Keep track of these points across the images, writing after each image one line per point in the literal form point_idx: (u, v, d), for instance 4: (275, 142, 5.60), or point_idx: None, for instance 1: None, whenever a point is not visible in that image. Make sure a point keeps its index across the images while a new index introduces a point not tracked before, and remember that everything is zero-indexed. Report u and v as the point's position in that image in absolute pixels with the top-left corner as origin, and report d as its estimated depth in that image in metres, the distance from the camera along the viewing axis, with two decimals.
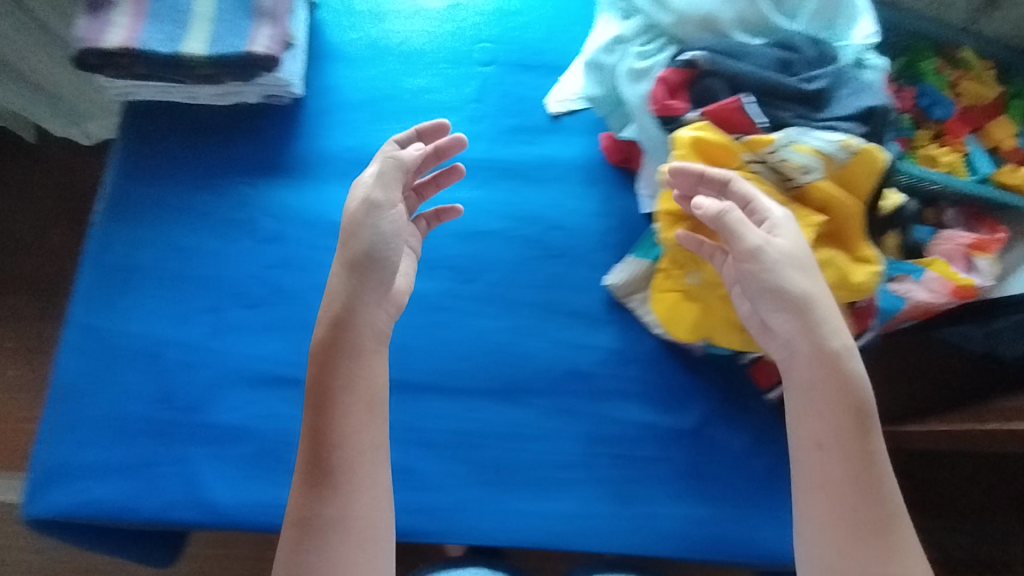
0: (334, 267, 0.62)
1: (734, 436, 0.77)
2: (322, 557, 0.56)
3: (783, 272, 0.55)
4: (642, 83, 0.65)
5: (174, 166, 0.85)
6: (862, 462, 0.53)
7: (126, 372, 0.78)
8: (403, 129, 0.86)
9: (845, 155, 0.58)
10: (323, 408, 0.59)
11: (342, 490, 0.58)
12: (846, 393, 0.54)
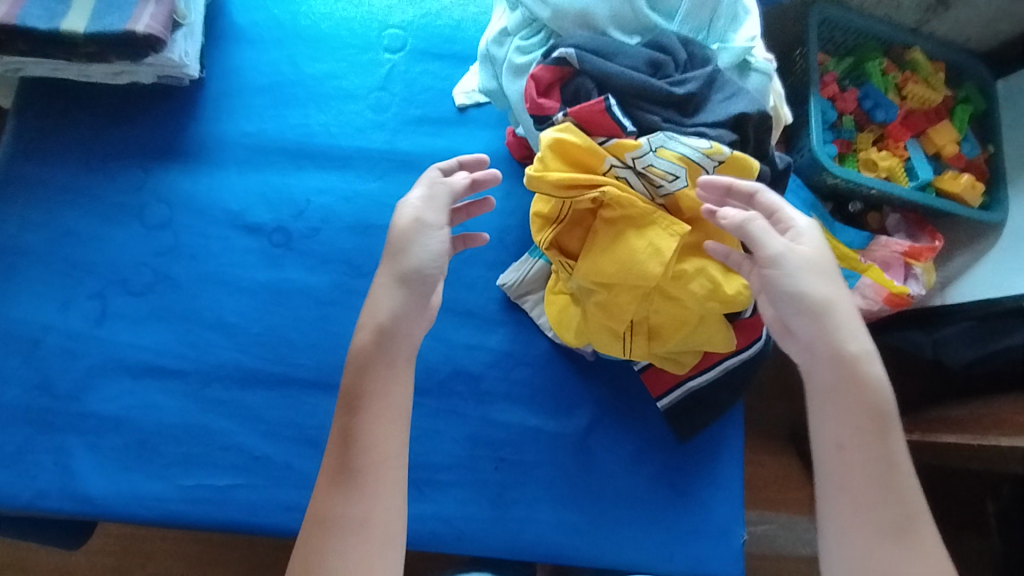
0: (379, 280, 0.57)
1: (623, 442, 0.74)
2: (333, 565, 0.51)
3: (802, 275, 0.51)
4: (522, 79, 0.64)
5: (68, 146, 0.83)
6: (883, 468, 0.50)
7: (4, 357, 0.76)
8: (305, 116, 0.84)
9: (712, 164, 0.57)
10: (373, 412, 0.54)
11: (364, 499, 0.53)
12: (871, 397, 0.50)
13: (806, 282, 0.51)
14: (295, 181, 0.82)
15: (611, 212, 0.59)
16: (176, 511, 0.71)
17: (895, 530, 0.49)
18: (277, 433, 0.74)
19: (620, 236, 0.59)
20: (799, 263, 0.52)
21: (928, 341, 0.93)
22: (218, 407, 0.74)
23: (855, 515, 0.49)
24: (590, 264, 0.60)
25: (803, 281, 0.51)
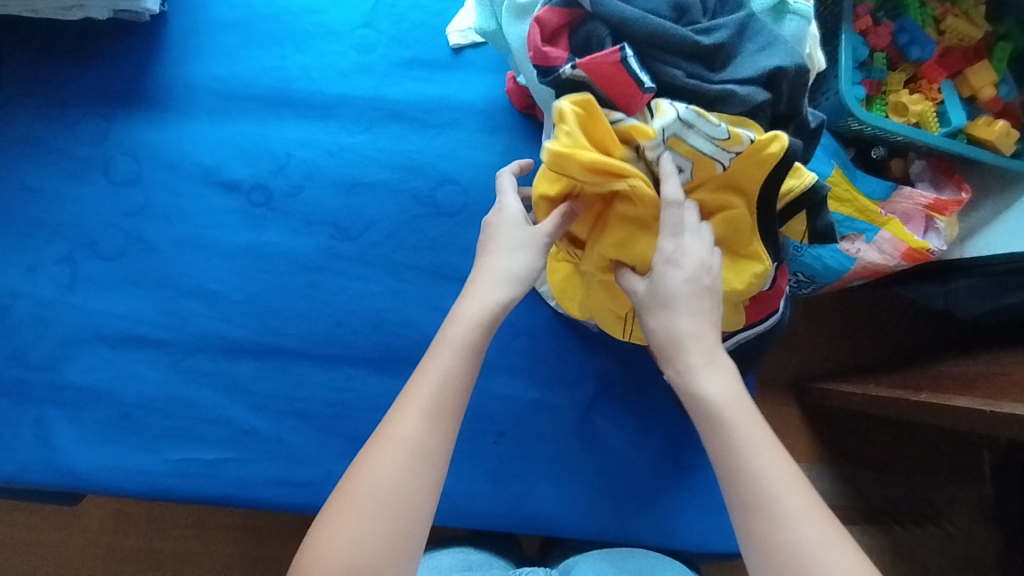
0: (495, 273, 0.53)
1: (627, 414, 0.71)
2: (382, 483, 0.47)
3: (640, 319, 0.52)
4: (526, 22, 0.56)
5: (19, 91, 0.74)
6: (740, 494, 0.46)
7: None
8: (281, 57, 0.76)
9: (728, 156, 0.51)
10: (450, 348, 0.50)
11: (431, 429, 0.49)
12: (715, 427, 0.48)
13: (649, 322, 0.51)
14: (273, 133, 0.75)
15: (625, 207, 0.53)
16: (165, 485, 0.69)
17: (772, 560, 0.44)
18: (265, 405, 0.70)
19: (632, 235, 0.54)
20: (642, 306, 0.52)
21: (939, 295, 0.93)
22: (203, 378, 0.71)
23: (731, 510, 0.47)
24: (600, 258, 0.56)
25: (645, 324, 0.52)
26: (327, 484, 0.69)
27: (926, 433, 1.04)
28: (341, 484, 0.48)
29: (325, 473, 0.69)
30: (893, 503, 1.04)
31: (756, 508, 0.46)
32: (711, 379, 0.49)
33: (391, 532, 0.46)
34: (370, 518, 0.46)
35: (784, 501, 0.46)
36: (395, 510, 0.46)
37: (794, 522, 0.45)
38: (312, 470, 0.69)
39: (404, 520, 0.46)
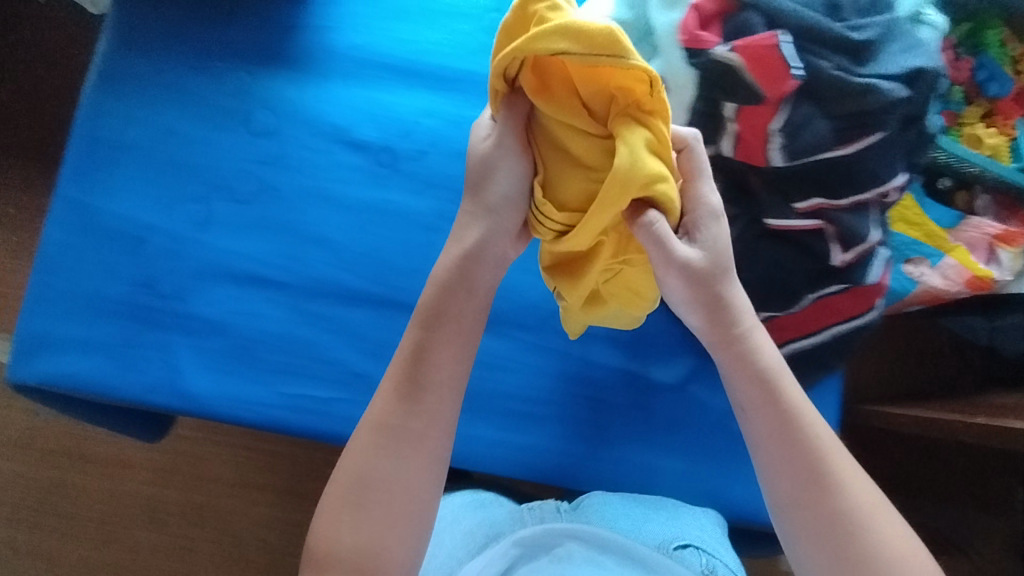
0: (464, 223, 0.56)
1: (719, 394, 0.74)
2: (381, 472, 0.54)
3: (686, 284, 0.53)
4: (675, 10, 0.60)
5: (167, 39, 0.80)
6: (793, 455, 0.53)
7: (110, 251, 0.76)
8: (415, 32, 0.81)
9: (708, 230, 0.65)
10: (428, 324, 0.56)
11: (397, 409, 0.54)
12: (765, 390, 0.54)
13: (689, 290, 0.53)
14: (403, 102, 0.80)
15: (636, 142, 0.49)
16: (280, 418, 0.73)
17: (834, 520, 0.51)
18: (377, 353, 0.74)
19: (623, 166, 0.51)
20: (693, 268, 0.52)
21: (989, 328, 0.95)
22: (320, 321, 0.75)
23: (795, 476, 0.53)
24: (603, 217, 0.50)
25: (694, 288, 0.53)
26: None
27: (978, 455, 1.06)
28: (333, 483, 0.55)
29: None
30: (941, 521, 1.05)
31: (818, 472, 0.52)
32: (763, 349, 0.55)
33: (399, 508, 0.53)
34: (373, 507, 0.53)
35: (830, 459, 0.53)
36: (397, 493, 0.53)
37: (850, 482, 0.52)
38: None
39: (407, 503, 0.53)
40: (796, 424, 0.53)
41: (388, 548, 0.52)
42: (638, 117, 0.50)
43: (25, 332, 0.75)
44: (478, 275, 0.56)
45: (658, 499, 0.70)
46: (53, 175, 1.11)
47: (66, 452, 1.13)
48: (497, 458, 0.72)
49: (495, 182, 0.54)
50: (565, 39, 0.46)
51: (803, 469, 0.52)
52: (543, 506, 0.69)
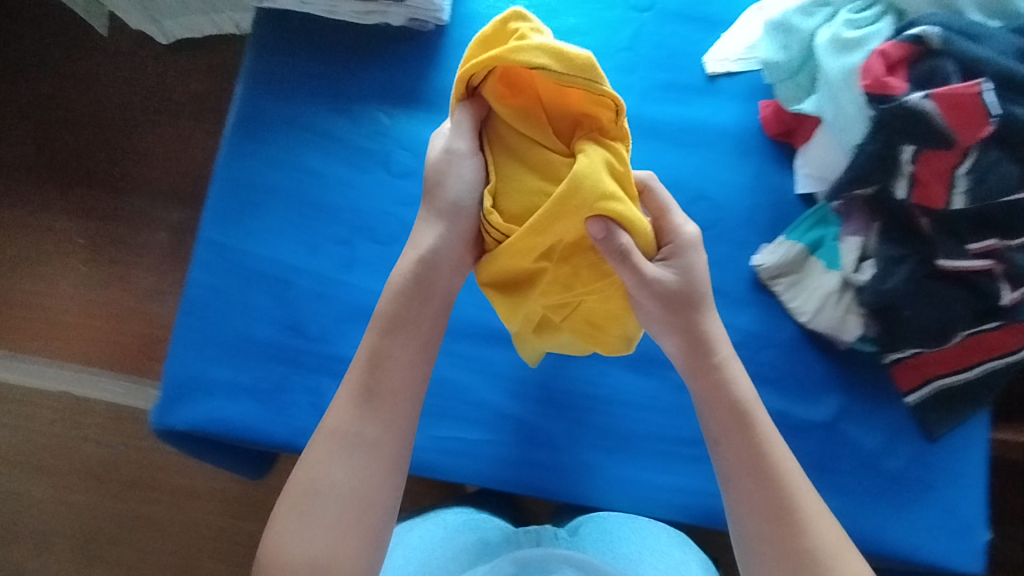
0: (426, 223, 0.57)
1: (867, 433, 0.75)
2: (335, 480, 0.54)
3: (654, 305, 0.56)
4: (852, 54, 0.63)
5: (301, 80, 0.80)
6: (770, 493, 0.54)
7: (257, 295, 0.76)
8: None
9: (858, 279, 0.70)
10: (396, 328, 0.58)
11: (384, 420, 0.56)
12: (747, 424, 0.56)
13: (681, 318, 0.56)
14: None
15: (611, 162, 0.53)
16: (437, 460, 0.75)
17: (796, 560, 0.52)
18: (528, 395, 0.77)
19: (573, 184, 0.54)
20: (668, 291, 0.56)
21: None
22: (470, 363, 0.78)
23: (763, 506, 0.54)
24: (550, 225, 0.52)
25: (666, 311, 0.56)
26: (581, 472, 0.75)
27: None
28: (301, 488, 0.54)
29: (580, 463, 0.75)
30: None
31: (781, 508, 0.53)
32: (739, 380, 0.58)
33: (342, 515, 0.53)
34: (332, 516, 0.53)
35: (798, 497, 0.54)
36: (345, 500, 0.54)
37: (818, 521, 0.53)
38: (565, 455, 0.76)
39: (362, 514, 0.54)
40: (772, 459, 0.55)
41: (343, 557, 0.52)
42: (600, 140, 0.54)
43: (174, 377, 0.75)
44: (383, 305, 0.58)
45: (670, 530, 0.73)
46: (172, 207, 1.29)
47: (185, 471, 1.23)
48: (650, 500, 0.74)
49: (446, 187, 0.56)
50: (546, 54, 0.50)
51: (765, 506, 0.53)
52: (544, 531, 0.74)
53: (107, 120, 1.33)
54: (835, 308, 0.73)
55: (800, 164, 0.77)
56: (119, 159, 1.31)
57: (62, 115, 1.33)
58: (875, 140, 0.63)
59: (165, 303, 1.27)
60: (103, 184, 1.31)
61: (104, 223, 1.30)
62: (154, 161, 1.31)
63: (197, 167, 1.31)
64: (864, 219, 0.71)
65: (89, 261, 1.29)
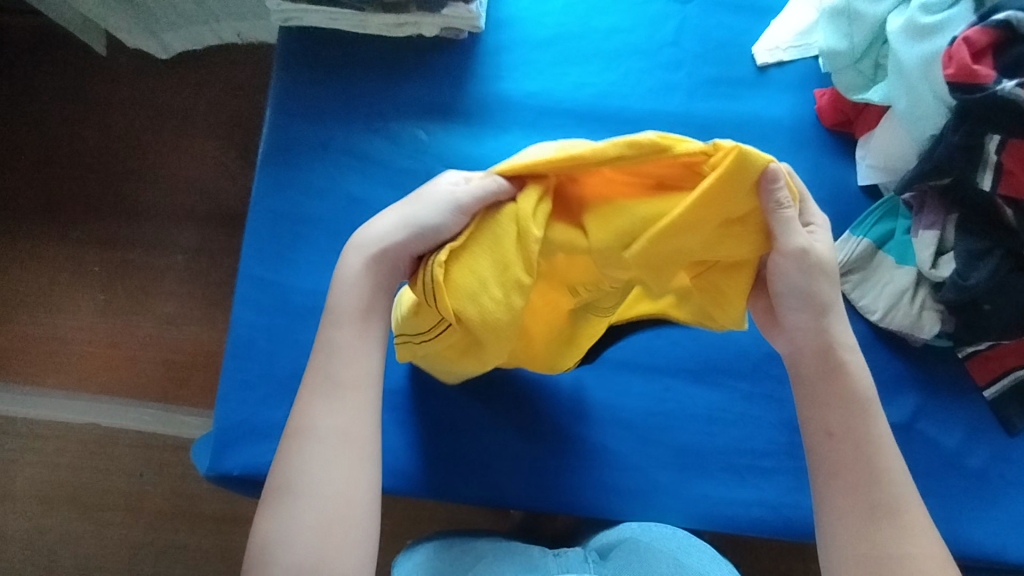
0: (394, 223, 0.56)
1: (947, 431, 0.72)
2: (308, 480, 0.52)
3: (800, 272, 0.52)
4: (927, 40, 0.61)
5: (336, 101, 0.77)
6: (871, 492, 0.54)
7: (306, 330, 0.73)
8: (590, 74, 0.78)
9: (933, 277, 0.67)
10: (341, 321, 0.56)
11: (345, 414, 0.54)
12: (864, 417, 0.55)
13: (818, 282, 0.53)
14: None
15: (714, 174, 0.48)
16: (501, 490, 0.71)
17: (890, 559, 0.52)
18: (594, 415, 0.73)
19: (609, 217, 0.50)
20: (812, 258, 0.52)
21: None
22: (530, 386, 0.74)
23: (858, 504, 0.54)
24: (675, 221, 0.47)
25: (801, 278, 0.52)
26: (653, 492, 0.72)
27: None
28: (275, 493, 0.52)
29: (651, 482, 0.72)
30: None
31: (875, 506, 0.53)
32: (863, 374, 0.56)
33: (327, 518, 0.51)
34: (310, 517, 0.51)
35: (903, 499, 0.54)
36: (323, 503, 0.51)
37: (918, 527, 0.53)
38: (637, 476, 0.72)
39: (338, 512, 0.51)
40: (881, 460, 0.55)
41: (330, 558, 0.50)
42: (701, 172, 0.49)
43: (225, 421, 0.72)
44: (338, 300, 0.56)
45: (695, 541, 0.68)
46: (186, 232, 1.25)
47: (214, 509, 1.16)
48: (726, 516, 0.71)
49: (427, 210, 0.54)
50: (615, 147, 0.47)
51: (866, 504, 0.53)
52: (571, 556, 0.68)
53: (114, 145, 1.28)
54: (909, 306, 0.70)
55: (863, 156, 0.74)
56: (130, 184, 1.26)
57: (66, 142, 1.28)
58: (960, 130, 0.59)
59: (188, 329, 1.22)
60: (116, 212, 1.26)
61: (119, 251, 1.24)
62: (165, 184, 1.27)
63: (213, 188, 1.27)
64: (941, 210, 0.66)
65: (102, 292, 1.23)
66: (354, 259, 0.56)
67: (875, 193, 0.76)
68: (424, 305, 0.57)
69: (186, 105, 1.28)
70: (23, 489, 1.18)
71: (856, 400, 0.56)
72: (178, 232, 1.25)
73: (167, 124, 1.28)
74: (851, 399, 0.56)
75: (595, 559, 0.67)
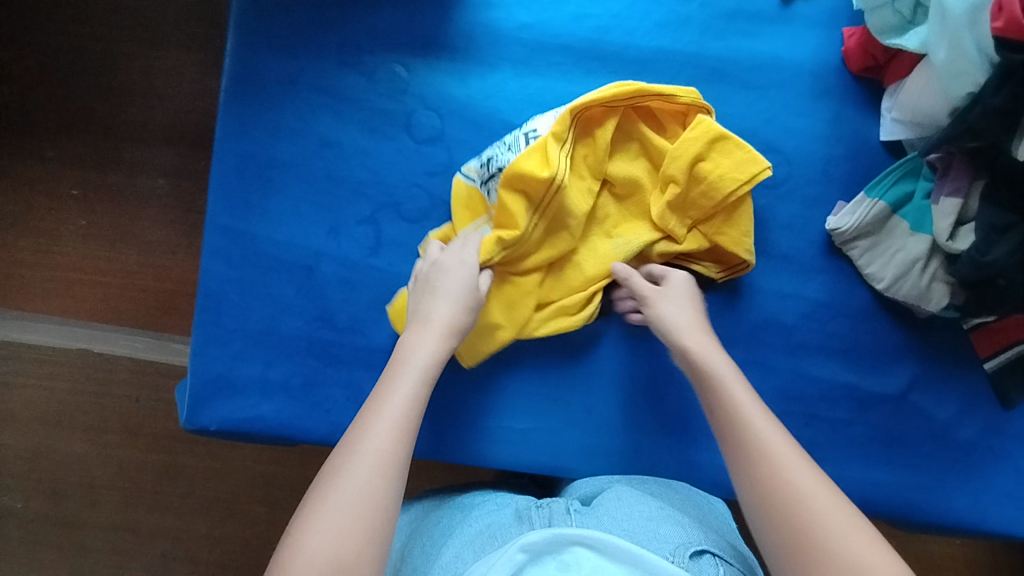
0: (429, 317, 0.59)
1: (941, 402, 0.70)
2: (356, 486, 0.47)
3: (683, 303, 0.63)
4: None
5: (307, 29, 0.69)
6: (743, 442, 0.52)
7: (279, 284, 0.69)
8: (592, 4, 0.70)
9: (948, 246, 0.62)
10: (407, 374, 0.55)
11: (397, 439, 0.50)
12: (721, 386, 0.56)
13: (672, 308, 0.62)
14: (583, 89, 0.70)
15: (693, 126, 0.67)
16: (482, 452, 0.70)
17: (781, 499, 0.48)
18: (579, 378, 0.71)
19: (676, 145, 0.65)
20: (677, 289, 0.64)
21: None
22: (514, 348, 0.71)
23: (743, 449, 0.52)
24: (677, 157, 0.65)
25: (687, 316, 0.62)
26: (635, 455, 0.71)
27: None
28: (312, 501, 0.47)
29: (633, 445, 0.71)
30: None
31: (754, 458, 0.51)
32: (719, 357, 0.59)
33: (360, 530, 0.46)
34: (341, 524, 0.46)
35: (778, 448, 0.51)
36: (359, 504, 0.47)
37: (795, 465, 0.49)
38: (619, 440, 0.71)
39: (376, 524, 0.46)
40: (750, 416, 0.53)
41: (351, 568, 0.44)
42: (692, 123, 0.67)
43: (198, 376, 0.69)
44: (405, 357, 0.57)
45: (668, 482, 0.69)
46: (138, 149, 1.08)
47: (192, 457, 1.07)
48: (707, 479, 0.71)
49: (457, 315, 0.60)
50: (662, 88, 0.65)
51: (744, 451, 0.51)
52: (555, 507, 0.64)
53: (85, 50, 1.09)
54: (918, 277, 0.65)
55: (888, 107, 0.68)
56: (102, 97, 1.09)
57: (28, 44, 1.09)
58: (1001, 92, 0.52)
59: (175, 257, 1.08)
60: (89, 127, 1.08)
61: (98, 172, 1.08)
62: (140, 95, 1.08)
63: (192, 101, 1.09)
64: (967, 176, 0.61)
65: (43, 215, 1.08)
66: (422, 337, 0.58)
67: (896, 149, 0.69)
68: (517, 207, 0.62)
69: (140, 7, 1.09)
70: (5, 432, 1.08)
71: (719, 375, 0.57)
72: (129, 152, 1.08)
73: (114, 26, 1.09)
74: (713, 389, 0.56)
75: (578, 508, 0.64)
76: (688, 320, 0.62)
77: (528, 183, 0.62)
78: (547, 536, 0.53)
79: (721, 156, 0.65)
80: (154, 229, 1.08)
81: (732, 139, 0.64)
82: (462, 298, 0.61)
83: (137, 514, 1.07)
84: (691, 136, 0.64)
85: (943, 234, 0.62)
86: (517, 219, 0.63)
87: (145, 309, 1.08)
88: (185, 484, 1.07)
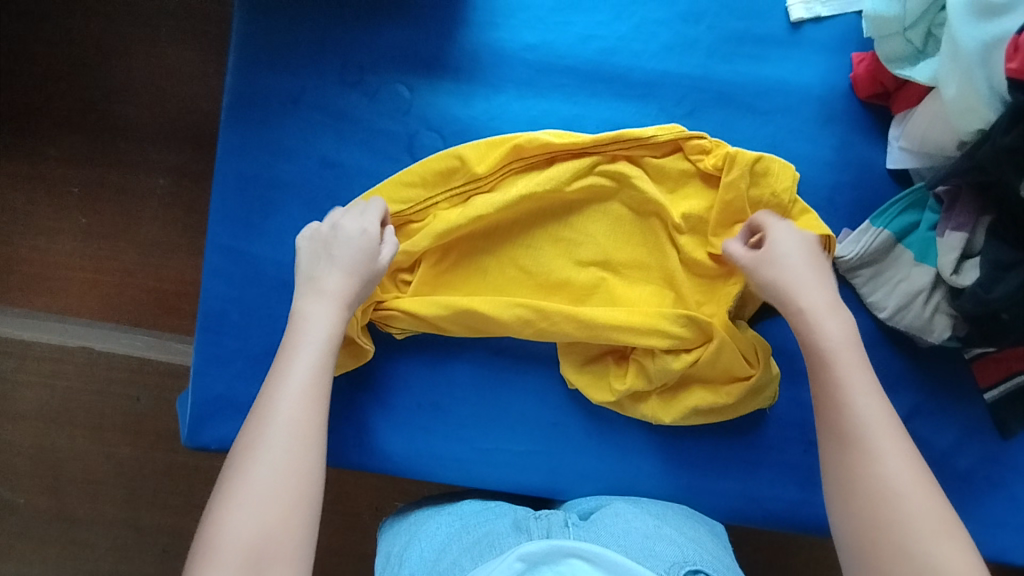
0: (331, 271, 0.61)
1: (939, 430, 0.70)
2: (268, 463, 0.52)
3: (802, 257, 0.60)
4: (989, 27, 0.52)
5: (310, 47, 0.69)
6: (839, 428, 0.53)
7: (280, 305, 0.69)
8: (598, 24, 0.69)
9: (952, 277, 0.61)
10: (305, 351, 0.58)
11: (304, 414, 0.55)
12: (825, 363, 0.56)
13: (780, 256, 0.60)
14: (587, 113, 0.69)
15: (702, 159, 0.66)
16: (480, 474, 0.70)
17: (873, 492, 0.50)
18: (580, 401, 0.71)
19: (691, 189, 0.67)
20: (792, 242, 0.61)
21: None
22: (515, 370, 0.71)
23: (839, 439, 0.53)
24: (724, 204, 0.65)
25: (807, 273, 0.60)
26: (632, 480, 0.71)
27: None
28: (232, 479, 0.51)
29: (632, 469, 0.71)
30: None
31: (846, 441, 0.53)
32: (826, 323, 0.57)
33: (280, 498, 0.51)
34: (269, 495, 0.51)
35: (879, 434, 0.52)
36: (272, 472, 0.52)
37: (891, 455, 0.51)
38: (618, 465, 0.71)
39: (290, 495, 0.52)
40: (849, 400, 0.54)
41: (279, 530, 0.50)
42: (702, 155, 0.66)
43: (196, 396, 0.69)
44: (299, 333, 0.59)
45: (667, 503, 0.69)
46: (137, 151, 1.08)
47: (191, 460, 1.08)
48: (704, 503, 0.71)
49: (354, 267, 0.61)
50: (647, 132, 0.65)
51: (841, 433, 0.53)
52: (552, 519, 0.65)
53: (84, 51, 1.08)
54: (921, 308, 0.65)
55: (895, 134, 0.67)
56: (103, 98, 1.08)
57: (29, 41, 1.08)
58: (1012, 131, 0.50)
59: (175, 259, 1.07)
60: (91, 126, 1.08)
61: (100, 171, 1.07)
62: (141, 95, 1.07)
63: (192, 103, 1.08)
64: (973, 212, 0.60)
65: (44, 214, 1.08)
66: (313, 303, 0.60)
67: (903, 177, 0.69)
68: (442, 202, 0.67)
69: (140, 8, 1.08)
70: (6, 428, 1.08)
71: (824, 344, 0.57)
72: (128, 152, 1.07)
73: (113, 28, 1.08)
74: (817, 360, 0.57)
75: (576, 522, 0.64)
76: (814, 284, 0.59)
77: (435, 171, 0.66)
78: (544, 546, 0.54)
79: (761, 178, 0.65)
80: (153, 230, 1.07)
81: (763, 160, 0.64)
82: (355, 266, 0.61)
83: (137, 515, 1.08)
84: (725, 182, 0.64)
85: (949, 267, 0.61)
86: (431, 195, 0.66)
87: (144, 310, 1.08)
88: (187, 482, 1.08)
